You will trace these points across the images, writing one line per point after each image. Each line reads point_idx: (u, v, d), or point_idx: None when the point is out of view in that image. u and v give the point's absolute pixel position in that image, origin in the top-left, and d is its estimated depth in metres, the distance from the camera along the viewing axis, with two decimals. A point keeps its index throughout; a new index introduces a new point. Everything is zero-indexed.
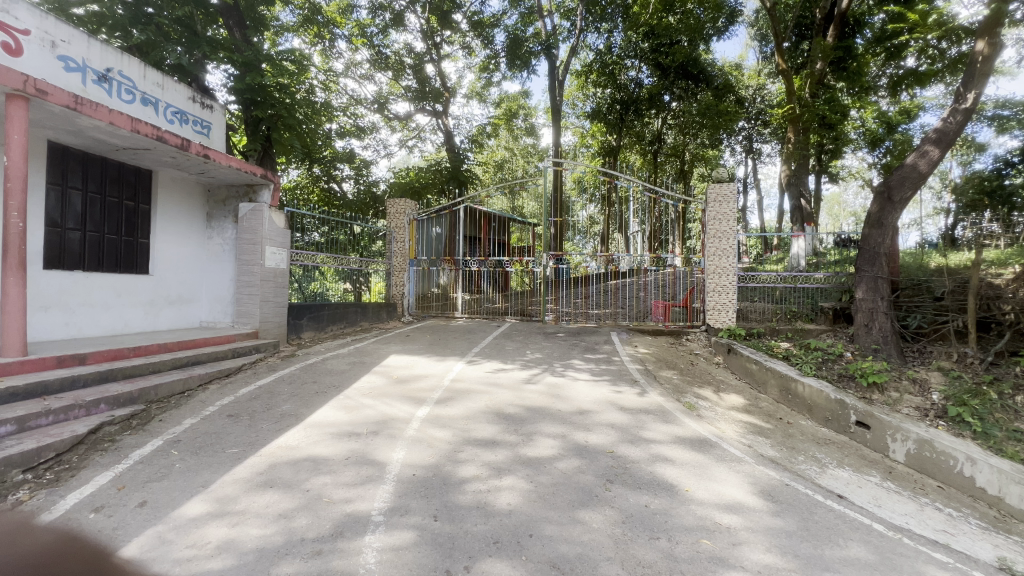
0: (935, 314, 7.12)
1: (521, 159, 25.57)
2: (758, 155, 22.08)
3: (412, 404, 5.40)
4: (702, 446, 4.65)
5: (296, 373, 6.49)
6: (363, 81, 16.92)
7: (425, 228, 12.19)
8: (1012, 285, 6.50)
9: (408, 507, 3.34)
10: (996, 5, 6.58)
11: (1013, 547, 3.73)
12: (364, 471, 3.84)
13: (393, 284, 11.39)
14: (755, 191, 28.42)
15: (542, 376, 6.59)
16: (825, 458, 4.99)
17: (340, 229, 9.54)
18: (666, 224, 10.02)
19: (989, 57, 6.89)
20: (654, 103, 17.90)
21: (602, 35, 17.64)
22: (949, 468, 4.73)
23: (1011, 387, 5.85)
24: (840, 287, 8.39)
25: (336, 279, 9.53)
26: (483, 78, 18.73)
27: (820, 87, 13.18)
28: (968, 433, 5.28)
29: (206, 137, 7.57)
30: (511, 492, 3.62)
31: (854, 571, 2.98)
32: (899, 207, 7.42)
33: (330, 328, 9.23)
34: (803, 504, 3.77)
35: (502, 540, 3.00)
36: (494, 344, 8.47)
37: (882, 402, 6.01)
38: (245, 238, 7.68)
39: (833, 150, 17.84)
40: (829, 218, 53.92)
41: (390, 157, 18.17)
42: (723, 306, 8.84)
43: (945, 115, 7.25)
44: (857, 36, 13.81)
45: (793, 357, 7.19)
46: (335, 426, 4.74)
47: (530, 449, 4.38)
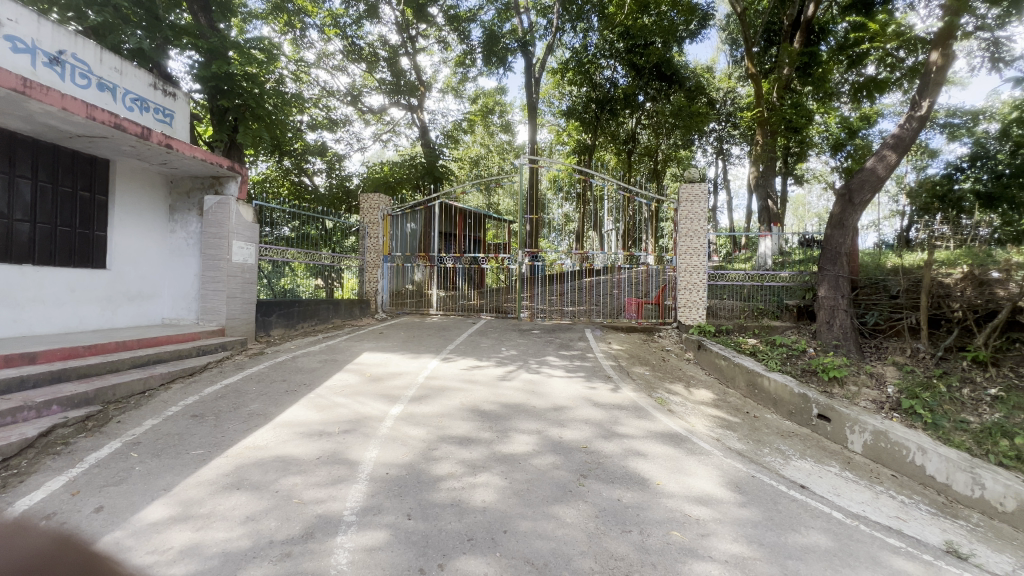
0: (890, 311, 7.47)
1: (497, 156, 25.51)
2: (727, 156, 22.66)
3: (386, 402, 5.33)
4: (674, 440, 4.76)
5: (265, 371, 6.30)
6: (336, 73, 16.56)
7: (400, 224, 12.03)
8: (961, 284, 6.84)
9: (381, 506, 3.30)
10: (949, 18, 6.89)
11: (959, 531, 3.98)
12: (337, 470, 3.77)
13: (366, 280, 11.23)
14: (724, 192, 29.23)
15: (518, 373, 6.61)
16: (788, 449, 5.18)
17: (311, 224, 9.34)
18: (639, 222, 10.20)
19: (943, 67, 7.27)
20: (629, 104, 18.07)
21: (578, 34, 17.78)
22: (902, 458, 5.00)
23: (958, 381, 6.24)
24: (803, 284, 8.65)
25: (308, 275, 9.38)
26: (459, 73, 18.60)
27: (787, 92, 13.61)
28: (919, 424, 5.59)
29: (169, 126, 7.25)
30: (486, 488, 3.62)
31: (814, 558, 3.10)
32: (859, 209, 7.72)
33: (300, 326, 9.00)
34: (768, 495, 3.91)
35: (476, 537, 3.00)
36: (469, 341, 8.45)
37: (842, 395, 6.26)
38: (210, 232, 7.41)
39: (797, 152, 18.48)
40: (793, 215, 55.46)
41: (363, 150, 17.86)
42: (693, 303, 9.06)
43: (901, 121, 7.59)
44: (822, 44, 14.29)
45: (759, 352, 7.41)
46: (306, 425, 4.64)
47: (506, 445, 4.39)
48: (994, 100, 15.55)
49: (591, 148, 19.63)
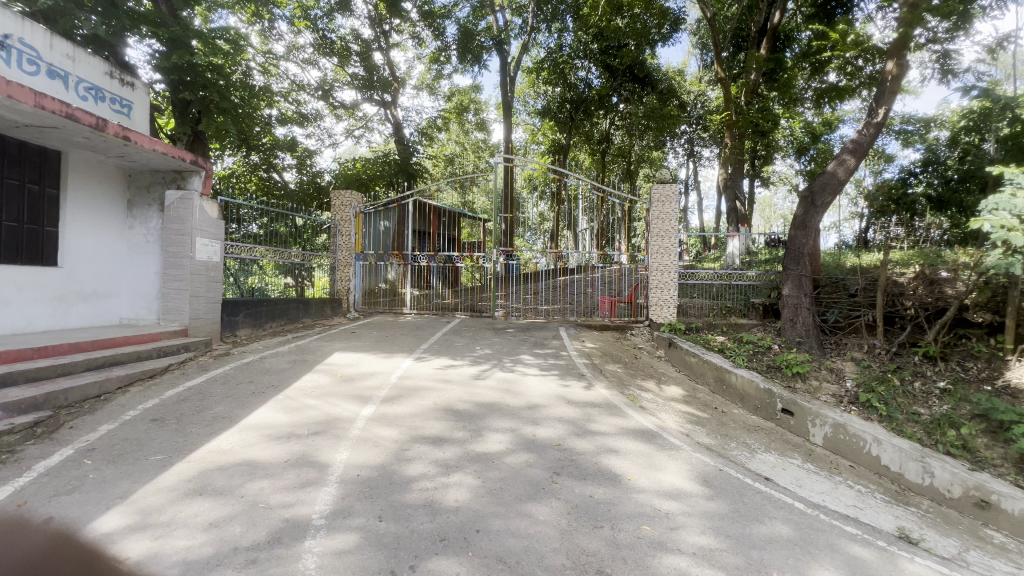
0: (850, 309, 7.76)
1: (472, 154, 25.39)
2: (698, 158, 23.20)
3: (358, 403, 5.24)
4: (645, 437, 4.85)
5: (230, 373, 6.10)
6: (306, 66, 16.16)
7: (372, 221, 11.78)
8: (913, 282, 7.20)
9: (351, 509, 3.24)
10: (903, 31, 7.23)
11: (911, 518, 4.19)
12: (306, 473, 3.69)
13: (337, 280, 11.01)
14: (695, 193, 29.93)
15: (492, 372, 6.60)
16: (754, 443, 5.35)
17: (280, 221, 9.08)
18: (612, 223, 10.33)
19: (897, 76, 7.63)
20: (603, 104, 18.27)
21: (553, 34, 17.88)
22: (859, 449, 5.25)
23: (911, 375, 6.60)
24: (769, 283, 8.92)
25: (277, 274, 9.14)
26: (433, 69, 18.43)
27: (753, 96, 14.06)
28: (875, 417, 5.86)
29: (127, 117, 6.92)
30: (459, 488, 3.60)
31: (778, 547, 3.21)
32: (821, 211, 8.03)
33: (268, 325, 8.75)
34: (735, 488, 4.02)
35: (449, 537, 2.98)
36: (443, 340, 8.39)
37: (804, 390, 6.49)
38: (172, 228, 7.13)
39: (764, 155, 19.09)
40: (759, 216, 57.12)
41: (335, 146, 17.51)
42: (665, 302, 9.23)
43: (860, 127, 7.92)
44: (787, 51, 14.78)
45: (727, 350, 7.62)
46: (274, 427, 4.52)
47: (479, 444, 4.38)
48: (944, 109, 16.41)
49: (566, 148, 19.75)
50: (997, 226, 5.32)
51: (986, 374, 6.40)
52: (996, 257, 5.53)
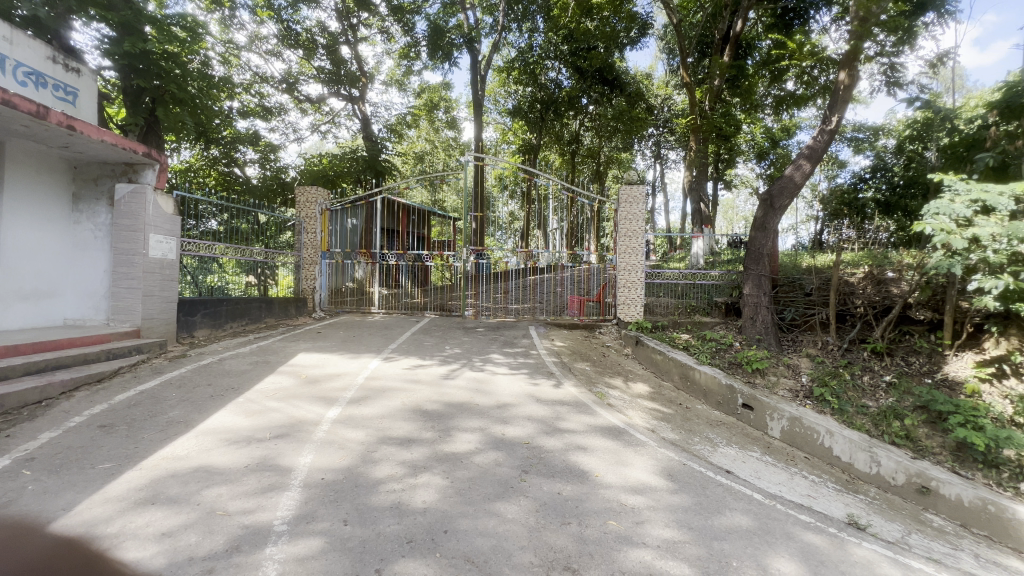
0: (805, 308, 8.10)
1: (442, 152, 25.15)
2: (664, 160, 23.77)
3: (323, 405, 5.11)
4: (613, 433, 4.93)
5: (187, 375, 5.84)
6: (269, 58, 15.64)
7: (338, 219, 11.53)
8: (863, 282, 7.63)
9: (315, 513, 3.16)
10: (853, 44, 7.61)
11: (859, 504, 4.43)
12: (268, 478, 3.58)
13: (302, 278, 10.71)
14: (662, 195, 30.64)
15: (462, 371, 6.57)
16: (716, 438, 5.52)
17: (242, 217, 8.76)
18: (582, 223, 10.46)
19: (848, 86, 8.03)
20: (573, 106, 18.49)
21: (524, 34, 17.95)
22: (814, 441, 5.50)
23: (860, 369, 6.96)
24: (731, 283, 9.19)
25: (238, 272, 8.82)
26: (403, 65, 18.17)
27: (717, 102, 14.50)
28: (828, 410, 6.15)
29: (72, 105, 6.51)
30: (427, 489, 3.57)
31: (737, 538, 3.33)
32: (779, 213, 8.32)
33: (227, 326, 8.41)
34: (698, 481, 4.14)
35: (416, 539, 2.95)
36: (412, 339, 8.29)
37: (763, 385, 6.74)
38: (123, 224, 6.75)
39: (727, 159, 19.74)
40: (722, 218, 58.91)
41: (300, 141, 17.04)
42: (632, 301, 9.38)
43: (814, 134, 8.28)
44: (749, 58, 15.30)
45: (691, 347, 7.84)
46: (233, 431, 4.36)
47: (448, 444, 4.36)
48: (891, 118, 17.38)
49: (536, 148, 19.86)
50: (939, 229, 5.67)
51: (927, 369, 6.82)
52: (938, 258, 5.88)
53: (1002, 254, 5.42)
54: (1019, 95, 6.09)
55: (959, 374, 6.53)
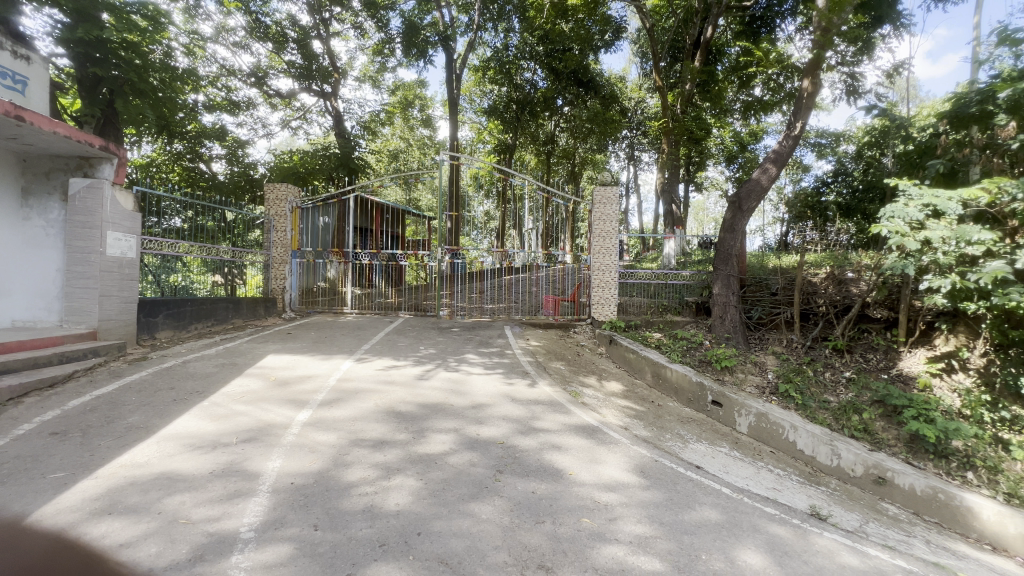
0: (771, 307, 8.38)
1: (417, 151, 24.89)
2: (638, 161, 24.15)
3: (293, 408, 4.99)
4: (587, 432, 4.99)
5: (147, 379, 5.60)
6: (237, 50, 15.15)
7: (309, 216, 11.30)
8: (824, 282, 7.94)
9: (284, 519, 3.08)
10: (816, 53, 7.91)
11: (821, 496, 4.61)
12: (234, 484, 3.47)
13: (272, 278, 10.39)
14: (636, 196, 31.12)
15: (436, 372, 6.52)
16: (686, 434, 5.65)
17: (208, 215, 8.46)
18: (557, 223, 10.52)
19: (812, 93, 8.32)
20: (548, 107, 18.61)
21: (499, 33, 17.96)
22: (779, 436, 5.69)
23: (822, 366, 7.25)
24: (701, 283, 9.40)
25: (204, 271, 8.51)
26: (377, 62, 17.89)
27: (689, 106, 14.83)
28: (793, 405, 6.37)
29: (22, 94, 6.14)
30: (400, 491, 3.52)
31: (706, 531, 3.42)
32: (747, 215, 8.56)
33: (192, 327, 8.11)
34: (669, 477, 4.24)
35: (389, 542, 2.91)
36: (386, 340, 8.17)
37: (732, 382, 6.93)
38: (77, 220, 6.43)
39: (698, 162, 20.21)
40: (693, 220, 60.21)
41: (269, 137, 16.59)
42: (606, 301, 9.52)
43: (780, 139, 8.57)
44: (718, 64, 15.69)
45: (663, 345, 8.00)
46: (198, 436, 4.21)
47: (422, 446, 4.31)
48: (851, 125, 18.12)
49: (512, 148, 19.89)
50: (894, 232, 5.97)
51: (883, 364, 7.16)
52: (894, 259, 6.17)
53: (951, 255, 5.72)
54: (968, 106, 6.35)
55: (912, 369, 6.91)
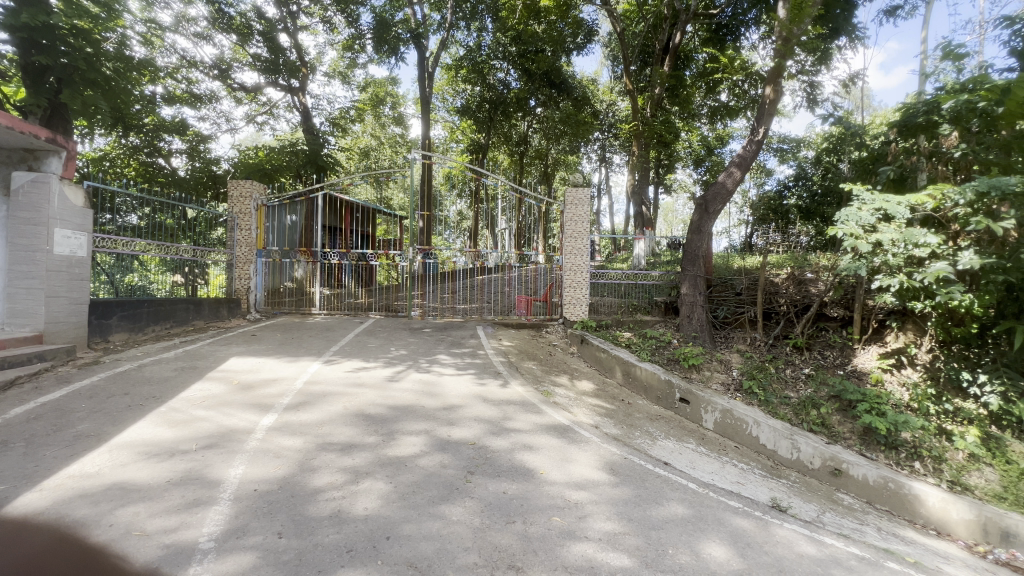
0: (736, 306, 8.64)
1: (388, 149, 24.51)
2: (609, 163, 24.49)
3: (257, 412, 4.83)
4: (559, 431, 5.02)
5: (99, 384, 5.31)
6: (198, 41, 14.57)
7: (274, 215, 10.98)
8: (785, 282, 8.25)
9: (247, 527, 2.98)
10: (778, 62, 8.20)
11: (782, 488, 4.79)
12: (193, 492, 3.33)
13: (235, 278, 10.02)
14: (607, 197, 31.57)
15: (407, 373, 6.44)
16: (655, 431, 5.76)
17: (166, 212, 8.09)
18: (530, 223, 10.54)
19: (774, 100, 8.64)
20: (521, 107, 18.66)
21: (472, 33, 17.90)
22: (744, 431, 5.88)
23: (783, 363, 7.53)
24: (670, 283, 9.53)
25: (162, 271, 8.14)
26: (346, 58, 17.54)
27: (658, 110, 15.14)
28: (756, 401, 6.60)
29: None
30: (369, 495, 3.46)
31: (673, 526, 3.50)
32: (713, 217, 8.80)
33: (149, 329, 7.76)
34: (638, 474, 4.32)
35: (356, 548, 2.86)
36: (355, 341, 8.02)
37: (698, 379, 7.12)
38: (21, 216, 6.04)
39: (667, 164, 20.65)
40: (663, 221, 61.73)
41: (233, 132, 16.04)
42: (577, 301, 9.63)
43: (744, 143, 8.85)
44: (687, 69, 16.05)
45: (633, 344, 8.14)
46: (154, 444, 4.02)
47: (392, 448, 4.25)
48: (810, 132, 18.87)
49: (485, 148, 19.84)
50: (849, 233, 6.24)
51: (839, 361, 7.50)
52: (849, 261, 6.45)
53: (900, 257, 6.05)
54: (916, 116, 6.68)
55: (866, 365, 7.23)
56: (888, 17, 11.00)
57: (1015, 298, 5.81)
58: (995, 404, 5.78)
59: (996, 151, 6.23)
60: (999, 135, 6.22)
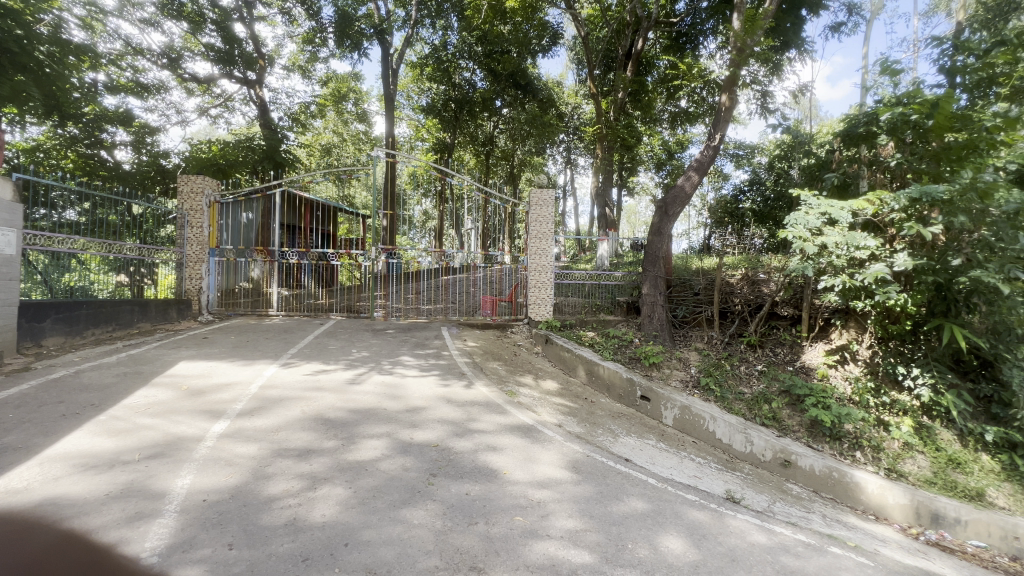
0: (694, 306, 8.93)
1: (352, 146, 23.94)
2: (574, 165, 24.83)
3: (207, 419, 4.60)
4: (523, 431, 5.05)
5: (29, 392, 4.93)
6: (145, 27, 13.78)
7: (229, 212, 10.52)
8: (740, 283, 8.61)
9: (195, 540, 2.84)
10: (732, 70, 8.53)
11: (736, 480, 4.98)
12: (136, 505, 3.14)
13: (185, 278, 9.56)
14: (573, 199, 32.02)
15: (369, 376, 6.31)
16: (617, 429, 5.88)
17: (109, 207, 7.66)
18: (495, 224, 10.52)
19: (729, 108, 8.98)
20: (487, 108, 18.65)
21: (437, 31, 17.77)
22: (701, 427, 6.08)
23: (738, 360, 7.84)
24: (632, 283, 9.69)
25: (105, 270, 7.67)
26: (307, 51, 17.03)
27: (621, 114, 15.48)
28: (712, 397, 6.83)
29: None
30: (327, 502, 3.36)
31: (633, 521, 3.58)
32: (672, 219, 9.06)
33: (88, 332, 7.26)
34: (600, 471, 4.39)
35: (313, 556, 2.77)
36: (314, 343, 7.79)
37: (659, 377, 7.30)
38: None
39: (629, 167, 21.13)
40: (626, 223, 63.35)
41: (184, 125, 15.29)
42: (542, 301, 9.71)
43: (702, 148, 9.14)
44: (648, 75, 16.48)
45: (596, 344, 8.28)
46: (92, 455, 3.77)
47: (352, 453, 4.16)
48: (764, 139, 19.76)
49: (450, 147, 19.72)
50: (798, 236, 6.57)
51: (789, 357, 7.88)
52: (797, 262, 6.78)
53: (843, 258, 6.43)
54: (857, 126, 7.12)
55: (813, 361, 7.61)
56: (832, 32, 11.69)
57: (943, 297, 6.25)
58: (926, 396, 6.27)
59: (927, 160, 6.64)
60: (930, 146, 6.64)
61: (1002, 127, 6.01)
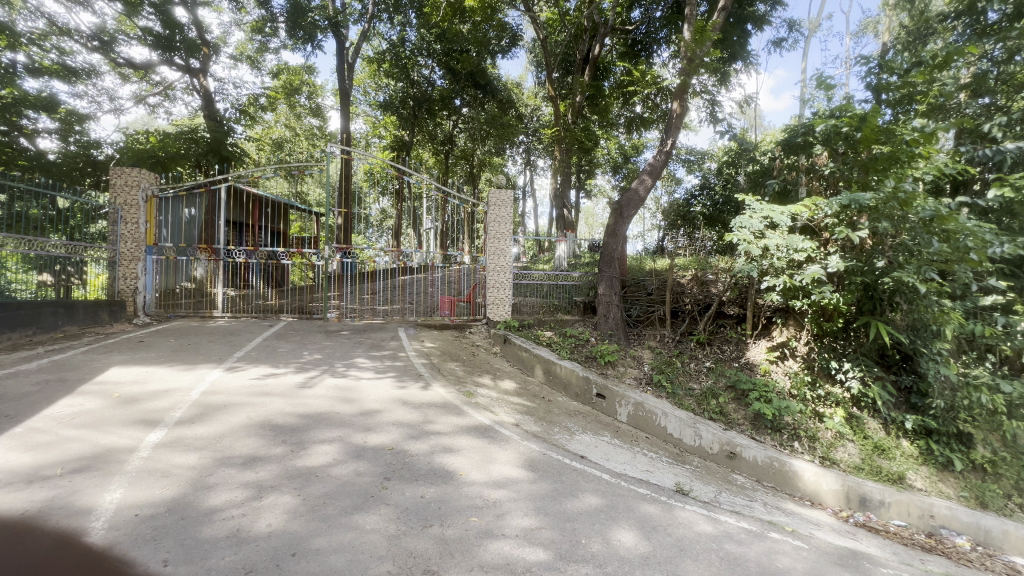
0: (647, 305, 9.21)
1: (305, 141, 23.08)
2: (534, 167, 25.03)
3: (142, 428, 4.31)
4: (480, 432, 5.03)
5: None
6: (73, 6, 12.72)
7: (169, 207, 9.87)
8: (690, 283, 8.96)
9: (124, 558, 2.64)
10: (684, 79, 8.87)
11: (685, 473, 5.19)
12: (57, 524, 2.89)
13: (119, 277, 8.88)
14: (532, 199, 32.29)
15: (321, 379, 6.10)
16: (573, 426, 5.98)
17: (29, 200, 7.01)
18: (455, 224, 10.43)
19: (681, 114, 9.33)
20: (446, 106, 18.48)
21: (395, 26, 17.44)
22: (653, 422, 6.28)
23: (688, 357, 8.15)
24: (589, 283, 9.91)
25: (27, 269, 7.04)
26: (256, 40, 16.28)
27: (579, 117, 15.74)
28: (664, 393, 7.06)
29: None
30: (274, 511, 3.23)
31: (586, 517, 3.64)
32: (627, 221, 9.30)
33: (3, 337, 6.63)
34: (556, 469, 4.45)
35: (257, 568, 2.65)
36: (263, 346, 7.45)
37: (614, 375, 7.47)
38: None
39: (587, 170, 21.53)
40: (584, 224, 64.53)
41: (119, 113, 14.26)
42: (500, 301, 9.71)
43: (655, 153, 9.46)
44: (605, 80, 16.85)
45: (554, 343, 8.37)
46: (5, 471, 3.44)
47: (302, 459, 4.01)
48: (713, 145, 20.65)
49: (409, 145, 19.39)
50: (743, 239, 6.92)
51: (735, 354, 8.28)
52: (743, 263, 7.13)
53: (783, 260, 6.84)
54: (796, 136, 7.79)
55: (756, 357, 8.06)
56: (775, 47, 12.39)
57: (871, 297, 6.75)
58: (856, 388, 6.77)
59: (857, 169, 7.02)
60: (860, 156, 7.01)
61: (919, 141, 6.42)
